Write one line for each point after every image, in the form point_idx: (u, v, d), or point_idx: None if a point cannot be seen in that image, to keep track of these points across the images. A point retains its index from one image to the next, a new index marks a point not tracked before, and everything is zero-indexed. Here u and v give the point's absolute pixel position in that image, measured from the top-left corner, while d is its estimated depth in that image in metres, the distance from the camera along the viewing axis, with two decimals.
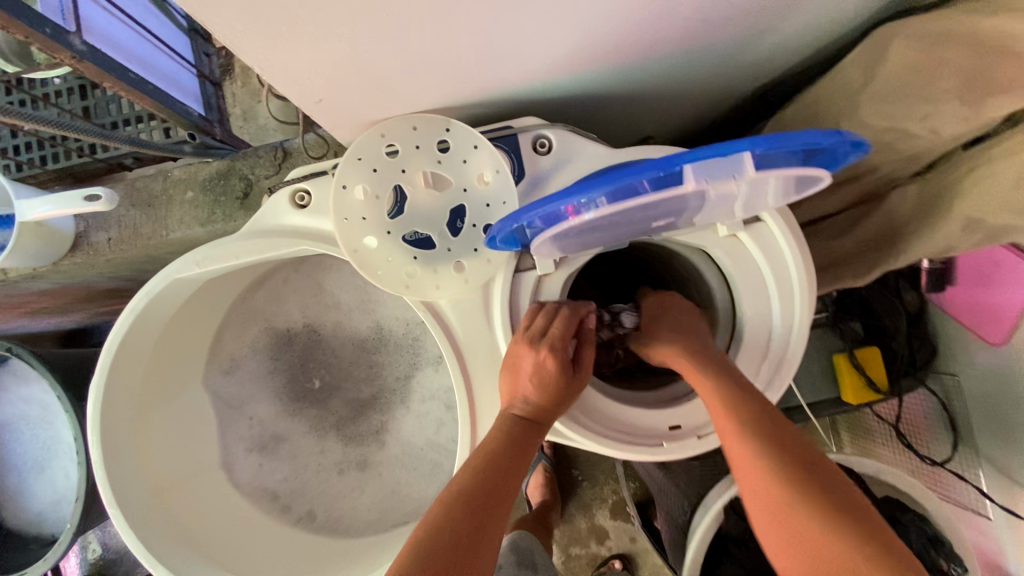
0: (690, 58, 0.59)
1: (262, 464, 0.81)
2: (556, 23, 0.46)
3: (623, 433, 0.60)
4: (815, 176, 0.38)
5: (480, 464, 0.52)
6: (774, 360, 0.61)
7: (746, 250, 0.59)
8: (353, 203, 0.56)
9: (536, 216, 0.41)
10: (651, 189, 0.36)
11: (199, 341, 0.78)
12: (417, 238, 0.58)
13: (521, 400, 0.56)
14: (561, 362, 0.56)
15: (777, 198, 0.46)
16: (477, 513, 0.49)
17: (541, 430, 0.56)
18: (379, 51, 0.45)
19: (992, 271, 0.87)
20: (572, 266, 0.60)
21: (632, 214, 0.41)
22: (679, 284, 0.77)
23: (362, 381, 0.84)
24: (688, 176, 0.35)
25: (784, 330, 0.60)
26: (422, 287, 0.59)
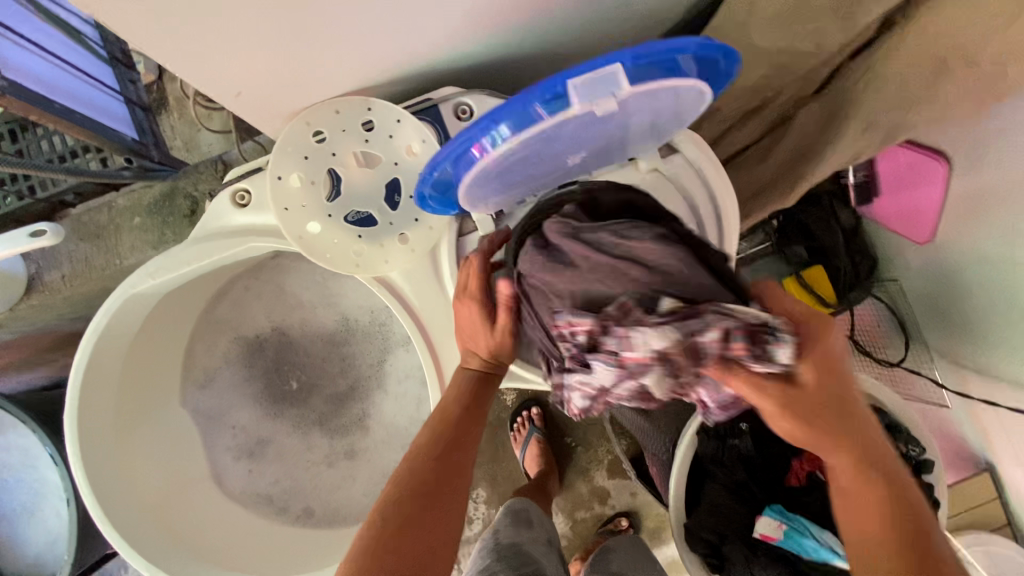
0: (590, 11, 0.63)
1: (251, 470, 0.83)
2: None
3: None
4: (691, 87, 0.42)
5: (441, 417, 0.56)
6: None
7: (667, 182, 0.64)
8: (291, 192, 0.59)
9: (450, 166, 0.45)
10: (544, 116, 0.39)
11: (169, 360, 0.79)
12: (359, 217, 0.61)
13: (472, 355, 0.59)
14: (488, 309, 0.57)
15: (669, 120, 0.50)
16: (440, 463, 0.53)
17: (494, 379, 0.60)
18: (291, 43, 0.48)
19: (908, 174, 0.93)
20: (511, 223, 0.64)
21: (537, 148, 0.44)
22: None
23: (337, 374, 0.86)
24: (572, 98, 0.39)
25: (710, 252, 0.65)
26: (372, 264, 0.61)
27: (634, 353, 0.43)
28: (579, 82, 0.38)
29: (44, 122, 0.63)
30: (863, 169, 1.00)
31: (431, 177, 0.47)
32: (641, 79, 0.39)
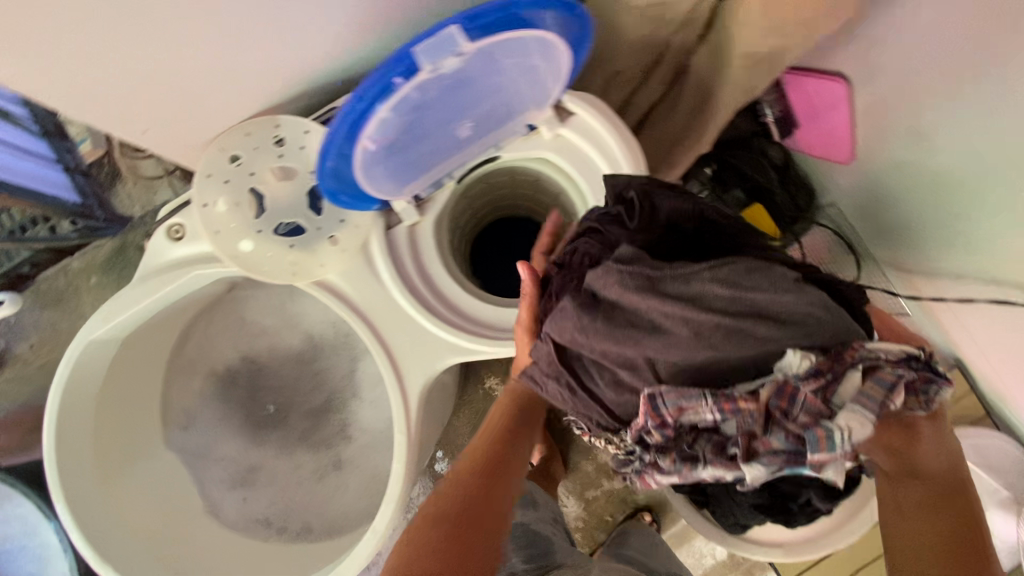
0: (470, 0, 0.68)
1: (245, 497, 0.84)
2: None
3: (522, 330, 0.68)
4: (528, 42, 0.50)
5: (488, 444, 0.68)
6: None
7: (570, 143, 0.69)
8: (218, 217, 0.62)
9: (340, 151, 0.51)
10: (401, 83, 0.47)
11: (147, 405, 0.82)
12: (288, 228, 0.64)
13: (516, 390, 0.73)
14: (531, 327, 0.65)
15: (534, 82, 0.57)
16: (489, 479, 0.64)
17: (535, 409, 0.74)
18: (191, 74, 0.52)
19: (817, 101, 0.99)
20: (433, 208, 0.68)
21: (412, 119, 0.51)
22: (546, 198, 0.84)
23: (312, 390, 0.89)
24: (421, 63, 0.46)
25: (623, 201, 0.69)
26: (308, 270, 0.65)
27: (821, 452, 0.48)
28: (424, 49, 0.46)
29: None
30: (777, 104, 1.04)
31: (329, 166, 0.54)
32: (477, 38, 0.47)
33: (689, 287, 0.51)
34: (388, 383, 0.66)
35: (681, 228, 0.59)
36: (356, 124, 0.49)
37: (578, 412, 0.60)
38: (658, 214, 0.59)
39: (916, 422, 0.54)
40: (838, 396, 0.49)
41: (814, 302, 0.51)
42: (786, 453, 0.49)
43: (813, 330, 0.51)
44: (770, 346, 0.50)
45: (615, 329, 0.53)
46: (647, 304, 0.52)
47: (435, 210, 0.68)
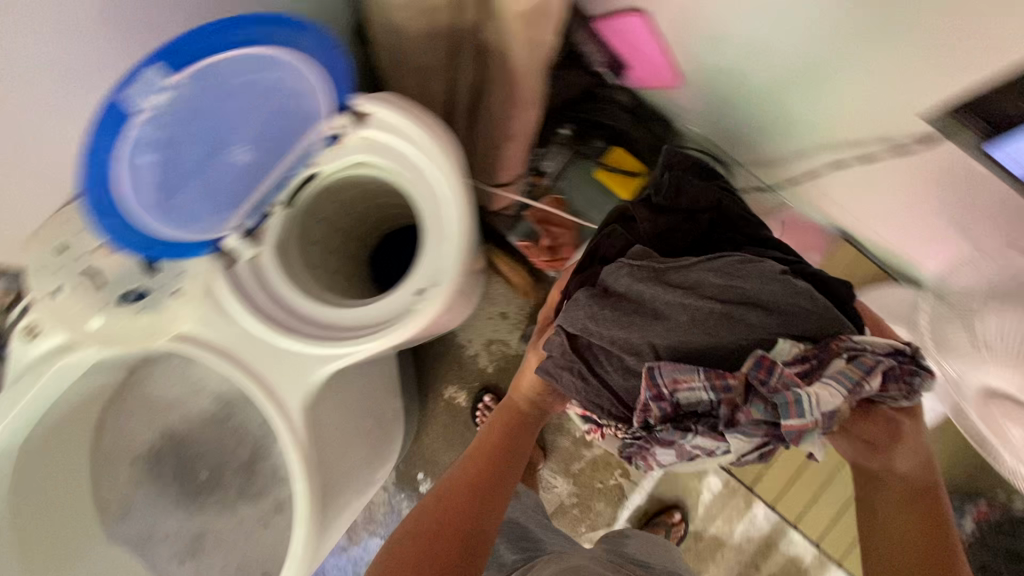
0: None
1: (196, 568, 0.86)
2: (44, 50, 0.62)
3: (377, 322, 0.71)
4: (233, 51, 0.56)
5: (491, 445, 0.95)
6: (448, 198, 0.72)
7: (377, 140, 0.73)
8: (62, 304, 0.65)
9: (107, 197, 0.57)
10: (121, 123, 0.54)
11: (79, 504, 0.82)
12: (134, 295, 0.67)
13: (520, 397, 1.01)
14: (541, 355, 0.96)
15: (283, 87, 0.62)
16: (483, 474, 0.91)
17: (530, 416, 1.01)
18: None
19: (625, 42, 1.06)
20: (269, 237, 0.71)
21: (163, 154, 0.58)
22: (399, 203, 0.87)
23: (237, 446, 0.91)
24: (129, 99, 0.53)
25: (439, 176, 0.72)
26: (161, 328, 0.68)
27: (797, 418, 0.63)
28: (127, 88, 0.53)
29: None
30: (602, 55, 1.09)
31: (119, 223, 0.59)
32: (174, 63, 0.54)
33: (689, 277, 0.75)
34: (267, 410, 0.68)
35: (686, 220, 0.86)
36: (103, 163, 0.56)
37: (590, 398, 0.78)
38: (678, 196, 0.86)
39: (897, 419, 0.70)
40: (822, 376, 0.66)
41: (797, 289, 0.72)
42: (765, 423, 0.66)
43: (801, 318, 0.71)
44: (758, 330, 0.71)
45: (626, 319, 0.74)
46: (660, 294, 0.74)
47: (271, 239, 0.72)
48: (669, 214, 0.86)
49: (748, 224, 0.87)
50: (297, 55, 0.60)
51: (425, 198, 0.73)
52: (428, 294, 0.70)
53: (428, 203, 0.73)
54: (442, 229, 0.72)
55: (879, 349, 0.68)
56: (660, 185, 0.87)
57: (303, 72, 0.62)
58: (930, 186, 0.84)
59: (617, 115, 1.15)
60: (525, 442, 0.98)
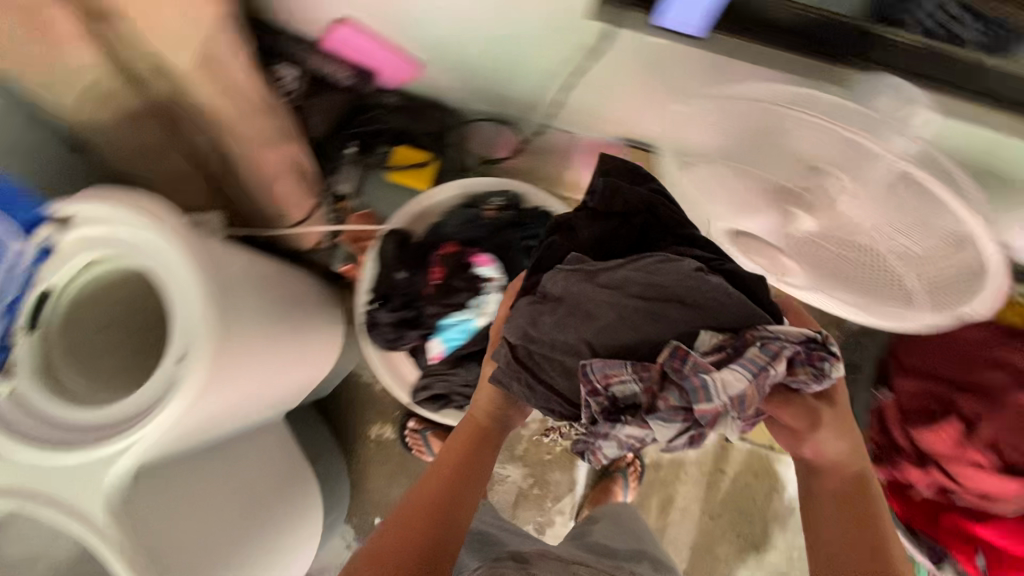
0: None
1: None
2: None
3: (148, 406, 0.72)
4: None
5: (453, 459, 0.82)
6: (170, 265, 0.73)
7: (88, 236, 0.74)
8: None
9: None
10: None
11: None
12: None
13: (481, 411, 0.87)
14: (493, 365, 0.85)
15: None
16: (444, 491, 0.78)
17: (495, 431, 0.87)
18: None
19: (356, 50, 1.06)
20: (21, 367, 0.73)
21: None
22: None
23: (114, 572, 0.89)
24: None
25: (154, 245, 0.73)
26: None
27: (707, 404, 0.62)
28: None
29: None
30: (344, 69, 1.10)
31: None
32: None
33: (615, 278, 0.72)
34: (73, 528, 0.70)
35: (623, 225, 0.83)
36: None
37: (542, 403, 0.77)
38: (614, 203, 0.83)
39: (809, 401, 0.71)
40: (733, 362, 0.64)
41: (719, 286, 0.70)
42: (682, 408, 0.65)
43: (721, 309, 0.70)
44: (679, 325, 0.69)
45: (563, 319, 0.72)
46: (595, 291, 0.72)
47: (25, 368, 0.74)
48: (605, 220, 0.83)
49: (681, 227, 0.82)
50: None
51: (154, 273, 0.74)
52: (186, 360, 0.72)
53: (158, 277, 0.73)
54: (178, 296, 0.73)
55: (795, 339, 0.68)
56: (595, 191, 0.84)
57: None
58: (637, 73, 0.88)
59: (389, 117, 1.18)
60: (490, 454, 0.85)
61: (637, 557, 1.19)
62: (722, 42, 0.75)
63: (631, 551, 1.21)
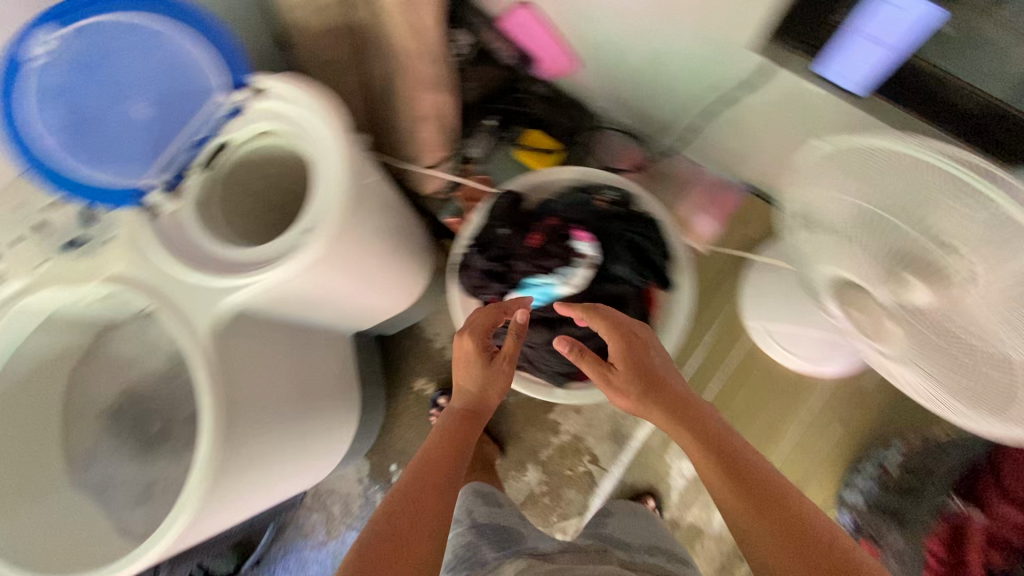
0: None
1: (150, 510, 0.97)
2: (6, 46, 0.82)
3: (251, 265, 0.82)
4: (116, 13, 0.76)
5: (438, 464, 0.79)
6: (334, 142, 0.83)
7: (278, 111, 0.86)
8: (25, 253, 0.81)
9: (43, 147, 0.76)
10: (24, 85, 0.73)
11: (47, 451, 0.96)
12: (77, 243, 0.82)
13: (480, 403, 0.89)
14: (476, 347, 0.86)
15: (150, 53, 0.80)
16: (433, 447, 0.83)
17: (483, 408, 0.89)
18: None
19: (530, 35, 1.15)
20: (188, 197, 0.84)
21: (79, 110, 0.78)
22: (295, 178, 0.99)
23: (186, 401, 1.03)
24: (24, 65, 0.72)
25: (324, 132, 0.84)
26: (102, 267, 0.82)
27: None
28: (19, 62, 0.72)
29: None
30: (508, 50, 1.21)
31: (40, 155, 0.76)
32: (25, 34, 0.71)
33: None
34: (195, 345, 0.80)
35: None
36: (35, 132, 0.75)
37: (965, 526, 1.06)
38: None
39: None
40: None
41: None
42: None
43: None
44: None
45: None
46: None
47: (192, 199, 0.85)
48: None
49: None
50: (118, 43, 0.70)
51: (311, 148, 0.85)
52: (315, 234, 0.81)
53: (317, 150, 0.85)
54: (331, 170, 0.83)
55: None
56: None
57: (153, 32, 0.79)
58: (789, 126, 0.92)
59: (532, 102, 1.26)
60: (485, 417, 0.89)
61: (652, 550, 1.04)
62: (872, 104, 0.77)
63: (647, 547, 1.06)
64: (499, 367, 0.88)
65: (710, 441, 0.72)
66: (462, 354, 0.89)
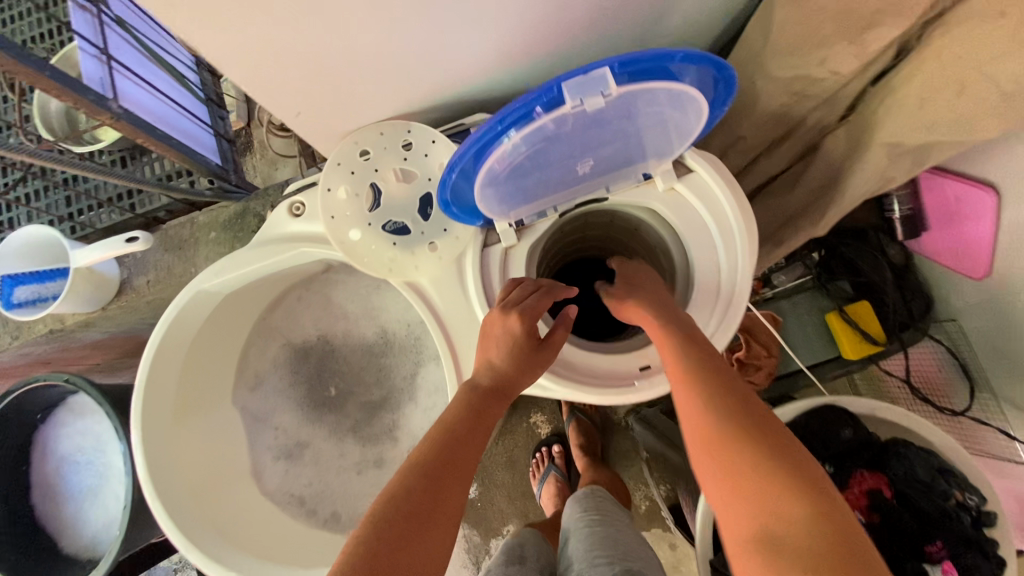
0: (629, 45, 0.69)
1: (288, 470, 0.89)
2: (485, 15, 0.54)
3: (569, 370, 0.66)
4: (696, 94, 0.47)
5: (453, 447, 0.55)
6: (731, 290, 0.66)
7: (684, 199, 0.67)
8: (337, 203, 0.66)
9: (470, 160, 0.49)
10: (543, 114, 0.42)
11: (227, 360, 0.87)
12: (395, 227, 0.67)
13: (486, 371, 0.61)
14: (526, 327, 0.61)
15: (670, 134, 0.55)
16: (455, 429, 0.57)
17: (509, 393, 0.61)
18: (273, 66, 0.52)
19: (955, 208, 0.90)
20: (532, 238, 0.68)
21: (543, 153, 0.49)
22: (623, 232, 0.84)
23: (372, 385, 0.92)
24: (565, 97, 0.41)
25: (729, 258, 0.66)
26: (403, 269, 0.67)
27: None
28: (567, 85, 0.41)
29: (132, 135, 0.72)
30: (908, 202, 0.96)
31: (449, 177, 0.51)
32: (609, 75, 0.41)
33: None
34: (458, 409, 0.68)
35: None
36: (485, 147, 0.47)
37: None
38: None
39: None
40: None
41: None
42: None
43: None
44: None
45: None
46: None
47: (533, 242, 0.69)
48: None
49: None
50: (675, 87, 0.44)
51: (697, 271, 0.67)
52: (655, 373, 0.65)
53: (701, 277, 0.68)
54: (706, 314, 0.67)
55: None
56: None
57: (698, 125, 0.53)
58: None
59: (885, 270, 0.99)
60: (506, 401, 0.61)
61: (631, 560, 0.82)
62: None
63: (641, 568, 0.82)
64: (547, 353, 0.63)
65: (703, 366, 0.55)
66: (491, 322, 0.63)
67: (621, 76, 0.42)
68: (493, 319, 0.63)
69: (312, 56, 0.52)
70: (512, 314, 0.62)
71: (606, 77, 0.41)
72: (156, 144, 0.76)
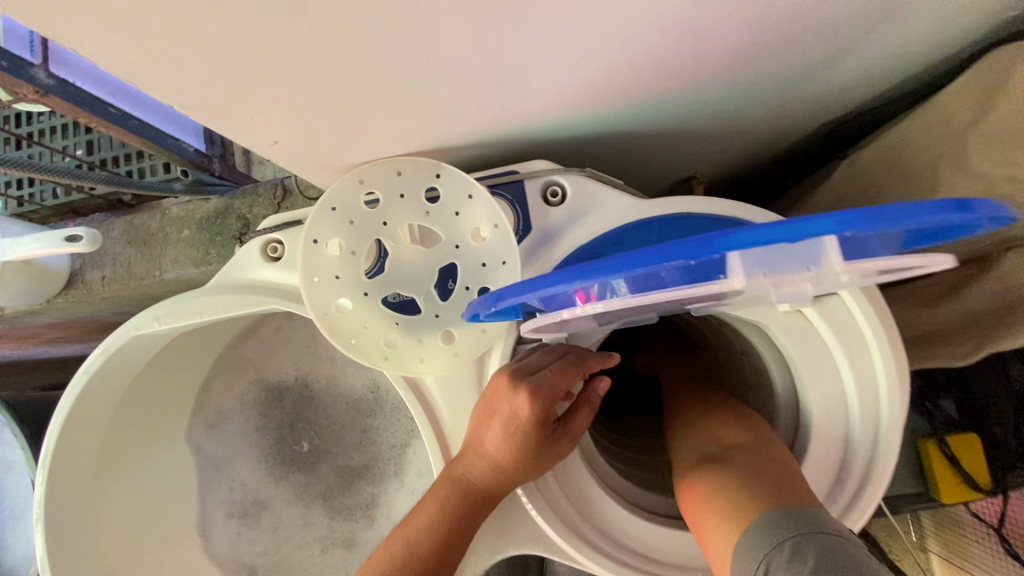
0: (762, 91, 0.48)
1: (241, 533, 0.72)
2: (574, 35, 0.34)
3: (608, 537, 0.48)
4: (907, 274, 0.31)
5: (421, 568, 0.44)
6: (864, 469, 0.46)
7: (812, 329, 0.46)
8: (325, 259, 0.47)
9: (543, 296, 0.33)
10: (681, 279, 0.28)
11: (181, 396, 0.71)
12: (400, 301, 0.48)
13: (480, 465, 0.46)
14: (536, 415, 0.44)
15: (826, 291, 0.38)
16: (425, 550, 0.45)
17: (496, 495, 0.47)
18: (228, 72, 0.33)
19: None
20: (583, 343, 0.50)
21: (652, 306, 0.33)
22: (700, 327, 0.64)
23: (352, 447, 0.76)
24: (738, 266, 0.27)
25: (867, 418, 0.46)
26: (403, 361, 0.49)
27: None
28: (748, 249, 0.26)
29: (71, 111, 0.54)
30: None
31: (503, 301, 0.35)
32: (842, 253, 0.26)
33: None
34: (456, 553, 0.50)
35: None
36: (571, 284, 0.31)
37: None
38: None
39: None
40: None
41: None
42: None
43: None
44: None
45: None
46: None
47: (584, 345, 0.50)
48: None
49: None
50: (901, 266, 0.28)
51: (813, 431, 0.48)
52: None
53: (818, 441, 0.48)
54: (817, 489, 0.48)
55: None
56: None
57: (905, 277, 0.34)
58: None
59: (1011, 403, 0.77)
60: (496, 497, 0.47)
61: None
62: None
63: None
64: (564, 441, 0.46)
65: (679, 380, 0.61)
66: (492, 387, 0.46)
67: (844, 250, 0.26)
68: (497, 385, 0.45)
69: (297, 65, 0.33)
70: (521, 389, 0.44)
71: (823, 256, 0.27)
72: (106, 126, 0.57)
